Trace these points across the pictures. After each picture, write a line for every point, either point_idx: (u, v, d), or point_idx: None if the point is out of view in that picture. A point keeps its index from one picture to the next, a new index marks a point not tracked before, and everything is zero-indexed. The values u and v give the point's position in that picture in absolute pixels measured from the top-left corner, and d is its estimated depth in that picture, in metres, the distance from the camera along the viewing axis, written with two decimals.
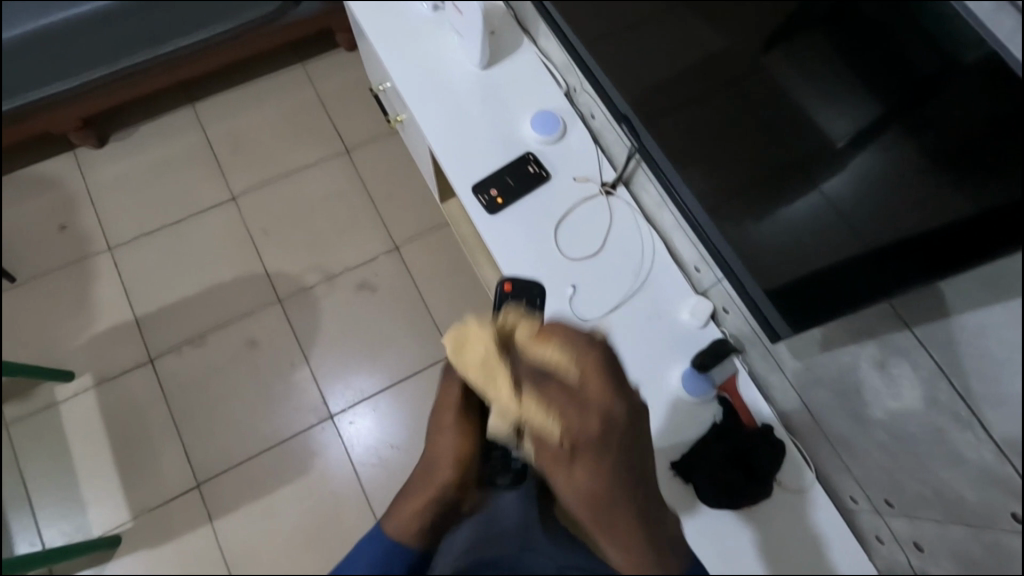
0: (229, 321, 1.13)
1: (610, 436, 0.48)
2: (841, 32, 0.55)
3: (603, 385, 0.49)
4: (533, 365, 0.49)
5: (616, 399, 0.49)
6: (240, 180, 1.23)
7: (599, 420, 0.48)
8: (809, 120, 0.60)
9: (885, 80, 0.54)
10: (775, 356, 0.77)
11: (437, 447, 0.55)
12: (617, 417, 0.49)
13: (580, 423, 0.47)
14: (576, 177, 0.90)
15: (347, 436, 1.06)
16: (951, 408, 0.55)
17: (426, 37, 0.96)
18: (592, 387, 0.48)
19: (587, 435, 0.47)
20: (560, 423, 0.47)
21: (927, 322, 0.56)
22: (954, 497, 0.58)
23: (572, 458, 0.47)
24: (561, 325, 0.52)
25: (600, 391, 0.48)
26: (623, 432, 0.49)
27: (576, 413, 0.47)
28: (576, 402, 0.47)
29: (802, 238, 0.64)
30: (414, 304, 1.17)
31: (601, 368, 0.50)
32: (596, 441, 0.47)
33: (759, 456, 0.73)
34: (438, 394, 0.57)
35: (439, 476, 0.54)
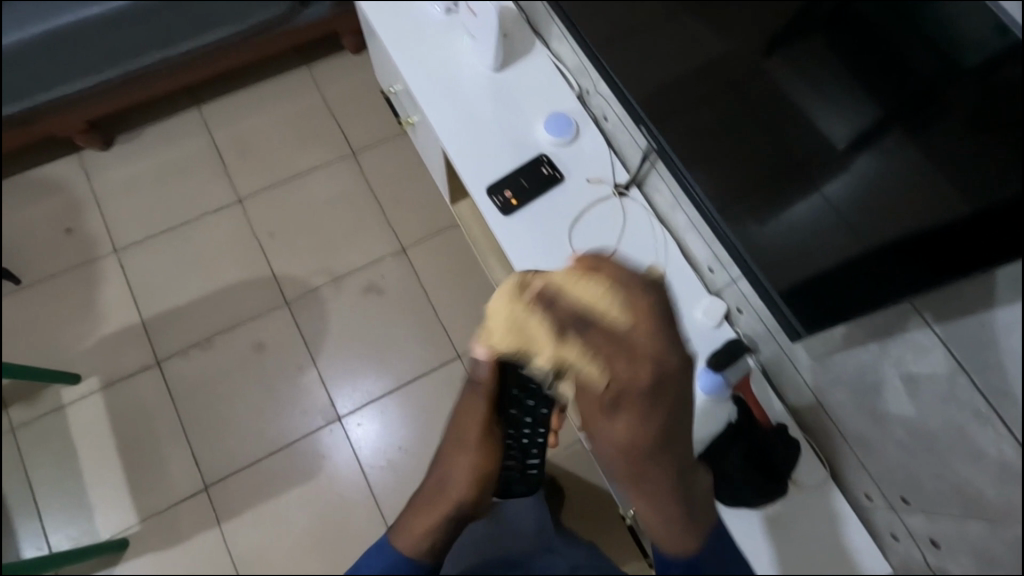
0: (237, 324, 1.13)
1: (655, 384, 0.58)
2: (845, 35, 0.56)
3: (653, 333, 0.58)
4: (575, 316, 0.58)
5: (667, 348, 0.58)
6: (247, 183, 1.23)
7: (648, 366, 0.58)
8: (812, 125, 0.63)
9: (884, 85, 0.55)
10: (789, 355, 0.78)
11: (453, 473, 0.72)
12: (666, 366, 0.58)
13: (624, 370, 0.58)
14: (589, 179, 0.91)
15: (354, 438, 1.06)
16: (972, 405, 0.56)
17: (440, 40, 0.97)
18: (641, 335, 0.57)
19: (632, 383, 0.58)
20: (604, 367, 0.58)
21: (948, 320, 0.56)
22: (973, 495, 0.58)
23: (616, 407, 0.60)
24: (621, 271, 0.60)
25: (647, 338, 0.58)
26: (668, 379, 0.59)
27: (619, 361, 0.57)
28: (625, 347, 0.57)
29: (806, 239, 0.66)
30: (420, 306, 1.17)
31: (653, 314, 0.58)
32: (642, 388, 0.58)
33: (776, 455, 0.74)
34: (459, 418, 0.72)
35: (452, 494, 0.72)
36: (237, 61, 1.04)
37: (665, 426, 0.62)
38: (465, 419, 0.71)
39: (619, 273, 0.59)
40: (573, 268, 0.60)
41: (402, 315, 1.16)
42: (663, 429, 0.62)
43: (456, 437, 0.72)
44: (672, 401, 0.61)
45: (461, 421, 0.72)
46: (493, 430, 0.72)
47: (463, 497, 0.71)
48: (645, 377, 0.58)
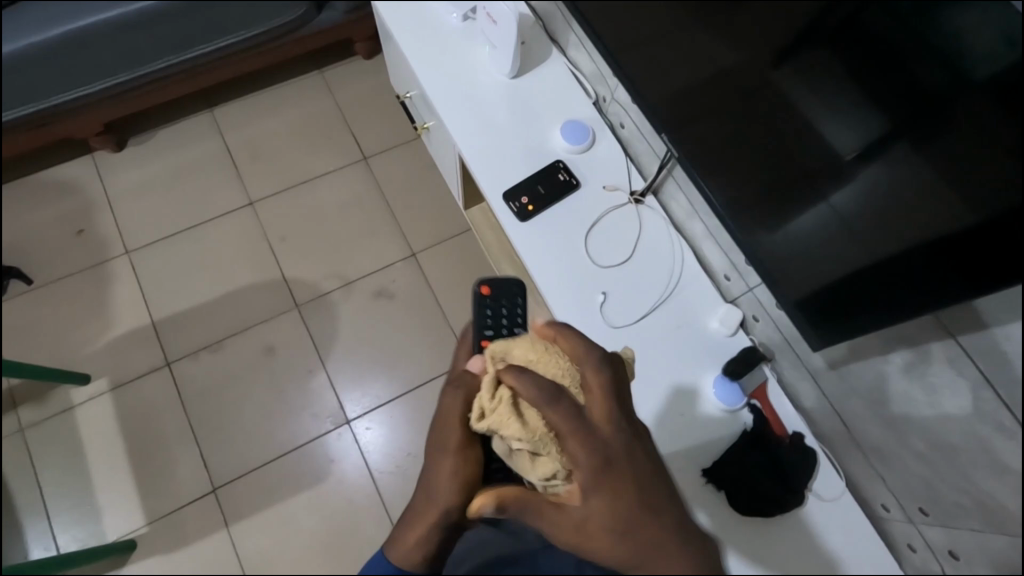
0: (246, 327, 1.13)
1: (616, 462, 0.48)
2: (850, 45, 0.58)
3: (609, 408, 0.51)
4: (547, 387, 0.50)
5: (620, 425, 0.50)
6: (261, 187, 1.24)
7: (609, 442, 0.49)
8: (818, 135, 0.63)
9: (886, 96, 0.56)
10: (804, 362, 0.78)
11: (435, 474, 0.55)
12: (615, 448, 0.49)
13: (581, 451, 0.48)
14: (605, 186, 0.91)
15: (363, 442, 1.06)
16: (994, 417, 0.56)
17: (457, 47, 0.98)
18: (596, 407, 0.51)
19: (598, 463, 0.47)
20: (571, 443, 0.48)
21: (972, 330, 0.57)
22: (995, 507, 0.58)
23: (587, 489, 0.47)
24: (583, 339, 0.57)
25: (604, 418, 0.50)
26: (629, 464, 0.48)
27: (574, 437, 0.48)
28: (583, 422, 0.49)
29: (812, 250, 0.67)
30: (432, 312, 1.18)
31: (610, 390, 0.52)
32: (606, 464, 0.48)
33: (792, 463, 0.74)
34: (441, 417, 0.58)
35: (435, 502, 0.55)
36: (252, 66, 1.05)
37: (647, 502, 0.47)
38: (446, 410, 0.57)
39: (577, 344, 0.56)
40: (540, 336, 0.59)
41: (412, 318, 1.17)
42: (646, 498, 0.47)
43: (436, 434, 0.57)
44: (648, 483, 0.48)
45: (442, 418, 0.58)
46: (477, 425, 0.58)
47: (450, 499, 0.54)
48: (610, 453, 0.48)
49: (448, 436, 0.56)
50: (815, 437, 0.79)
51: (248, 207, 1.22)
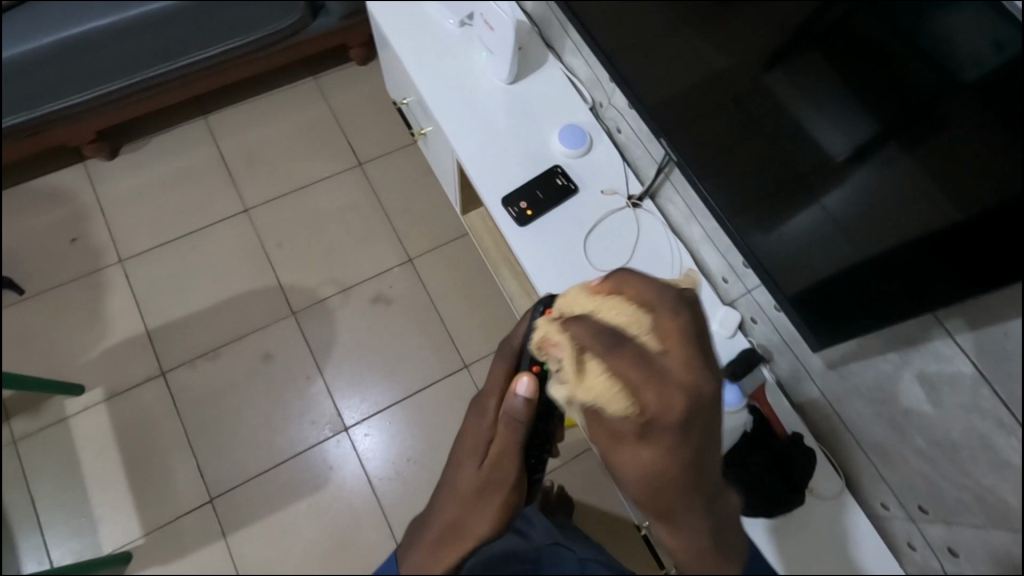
0: (244, 334, 1.20)
1: (689, 415, 0.43)
2: (838, 49, 0.58)
3: (686, 357, 0.44)
4: (607, 330, 0.45)
5: (701, 375, 0.44)
6: (253, 195, 1.32)
7: (680, 397, 0.42)
8: (813, 137, 0.64)
9: (878, 97, 0.57)
10: (804, 363, 0.79)
11: (475, 509, 0.51)
12: (701, 399, 0.43)
13: (653, 401, 0.42)
14: (603, 191, 0.92)
15: (361, 448, 1.00)
16: (994, 415, 0.56)
17: (454, 53, 0.99)
18: (675, 356, 0.44)
19: (662, 411, 0.42)
20: (633, 398, 0.42)
21: (969, 330, 0.57)
22: (996, 503, 0.59)
23: (646, 435, 0.44)
24: (655, 286, 0.49)
25: (683, 366, 0.44)
26: (700, 412, 0.43)
27: (646, 386, 0.42)
28: (653, 371, 0.42)
29: (809, 247, 0.67)
30: (431, 319, 1.27)
31: (689, 339, 0.45)
32: (672, 420, 0.43)
33: (796, 461, 0.75)
34: (492, 447, 0.58)
35: (472, 538, 0.49)
36: (247, 72, 1.06)
37: (695, 464, 0.46)
38: (504, 442, 0.58)
39: (643, 287, 0.50)
40: (600, 290, 0.54)
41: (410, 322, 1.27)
42: (695, 464, 0.46)
43: (487, 468, 0.55)
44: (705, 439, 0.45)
45: (492, 450, 0.57)
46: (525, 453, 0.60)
47: (487, 533, 0.50)
48: (675, 411, 0.42)
49: (492, 464, 0.56)
50: (811, 436, 0.80)
51: (244, 215, 1.30)
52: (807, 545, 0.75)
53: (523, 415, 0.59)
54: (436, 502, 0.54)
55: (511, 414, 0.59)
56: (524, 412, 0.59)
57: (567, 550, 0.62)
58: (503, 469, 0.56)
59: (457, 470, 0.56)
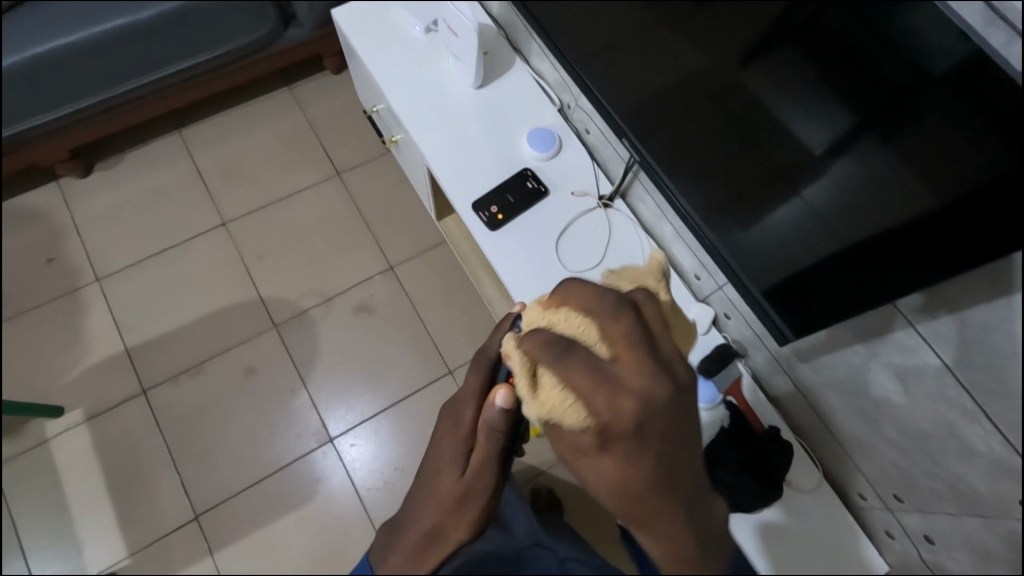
0: (226, 349, 1.22)
1: (643, 417, 0.41)
2: (809, 43, 0.59)
3: (637, 361, 0.42)
4: (556, 340, 0.46)
5: (657, 375, 0.42)
6: (231, 208, 1.34)
7: (633, 402, 0.41)
8: (788, 132, 0.64)
9: (852, 91, 0.57)
10: (778, 357, 0.80)
11: (452, 514, 0.51)
12: (656, 402, 0.41)
13: (605, 409, 0.41)
14: (574, 192, 0.93)
15: (347, 456, 1.00)
16: (957, 402, 0.57)
17: (422, 60, 0.99)
18: (626, 366, 0.42)
19: (615, 418, 0.41)
20: (584, 408, 0.42)
21: (928, 320, 0.57)
22: (966, 490, 0.59)
23: (605, 447, 0.42)
24: (598, 291, 0.49)
25: (635, 373, 0.42)
26: (657, 413, 0.41)
27: (596, 394, 0.41)
28: (600, 376, 0.42)
29: (784, 243, 0.69)
30: (417, 329, 1.27)
31: (638, 343, 0.43)
32: (624, 427, 0.41)
33: (772, 457, 0.76)
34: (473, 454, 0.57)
35: (449, 542, 0.49)
36: (222, 85, 1.04)
37: (665, 475, 0.41)
38: (484, 451, 0.58)
39: (591, 294, 0.49)
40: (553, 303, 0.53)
41: (390, 334, 1.27)
42: (666, 475, 0.41)
43: (470, 471, 0.56)
44: (670, 442, 0.41)
45: (475, 456, 0.58)
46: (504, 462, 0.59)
47: (464, 537, 0.50)
48: (632, 412, 0.41)
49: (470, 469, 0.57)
50: (789, 429, 0.82)
51: (221, 228, 1.31)
52: (792, 540, 0.76)
53: (501, 424, 0.58)
54: (417, 510, 0.53)
55: (489, 425, 0.58)
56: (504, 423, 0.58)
57: (546, 551, 0.61)
58: (485, 472, 0.56)
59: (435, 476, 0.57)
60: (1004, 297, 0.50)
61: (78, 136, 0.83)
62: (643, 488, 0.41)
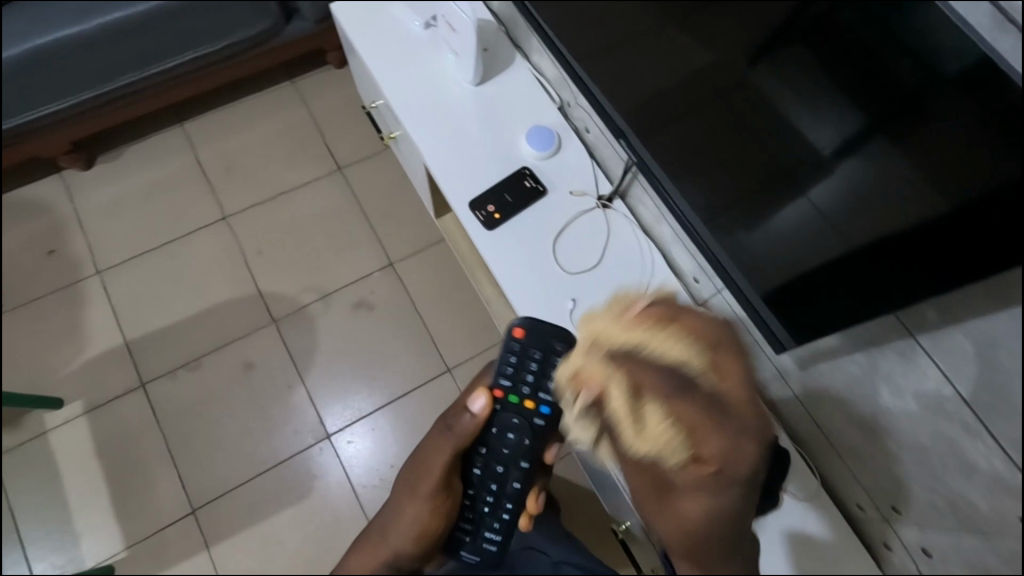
0: (225, 345, 1.20)
1: (743, 453, 0.48)
2: (816, 42, 0.57)
3: (744, 398, 0.50)
4: (671, 376, 0.48)
5: (752, 413, 0.49)
6: (231, 202, 1.32)
7: (745, 443, 0.48)
8: (794, 132, 0.63)
9: (861, 91, 0.55)
10: (778, 365, 0.79)
11: (394, 520, 0.57)
12: (758, 439, 0.49)
13: (721, 448, 0.47)
14: (573, 192, 0.92)
15: (346, 454, 1.08)
16: (958, 415, 0.55)
17: (423, 56, 0.98)
18: (734, 403, 0.49)
19: (724, 457, 0.47)
20: (700, 438, 0.47)
21: (931, 332, 0.56)
22: (965, 507, 0.58)
23: (712, 482, 0.47)
24: (699, 316, 0.54)
25: (743, 408, 0.49)
26: (749, 450, 0.48)
27: (712, 435, 0.47)
28: (717, 418, 0.47)
29: (787, 250, 0.67)
30: (412, 325, 1.25)
31: (744, 377, 0.50)
32: (734, 469, 0.47)
33: (766, 467, 0.73)
34: (424, 455, 0.64)
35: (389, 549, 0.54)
36: (223, 78, 1.04)
37: (744, 498, 0.49)
38: (433, 455, 0.64)
39: (699, 319, 0.53)
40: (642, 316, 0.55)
41: (387, 331, 1.24)
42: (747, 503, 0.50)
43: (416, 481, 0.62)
44: (751, 466, 0.50)
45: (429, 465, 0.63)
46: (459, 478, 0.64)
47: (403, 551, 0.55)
48: (735, 453, 0.47)
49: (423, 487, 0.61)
50: (789, 438, 0.81)
51: (221, 222, 1.30)
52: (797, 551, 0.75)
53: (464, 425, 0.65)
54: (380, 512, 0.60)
55: (450, 423, 0.66)
56: (467, 424, 0.65)
57: (536, 556, 0.59)
58: (429, 486, 0.61)
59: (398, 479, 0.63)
60: (1007, 308, 0.49)
61: (83, 128, 0.83)
62: (727, 509, 0.48)
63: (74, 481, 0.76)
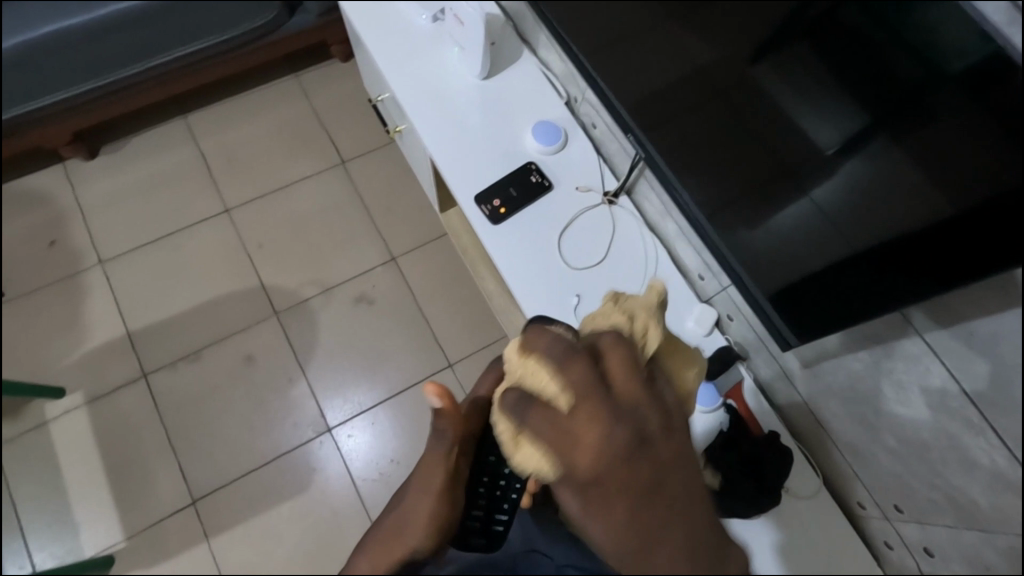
0: (227, 337, 1.21)
1: (598, 475, 0.36)
2: (821, 40, 0.57)
3: (594, 414, 0.36)
4: (517, 399, 0.40)
5: (614, 427, 0.36)
6: (234, 194, 1.34)
7: (594, 460, 0.36)
8: (798, 131, 0.63)
9: (866, 90, 0.55)
10: (781, 362, 0.80)
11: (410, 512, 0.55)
12: (621, 455, 0.36)
13: (568, 467, 0.37)
14: (578, 187, 0.92)
15: (344, 448, 1.11)
16: (961, 413, 0.56)
17: (429, 50, 0.98)
18: (582, 422, 0.36)
19: (578, 474, 0.37)
20: (552, 461, 0.38)
21: (936, 330, 0.56)
22: (967, 504, 0.58)
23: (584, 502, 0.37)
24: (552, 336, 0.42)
25: (593, 427, 0.36)
26: (620, 469, 0.36)
27: (559, 455, 0.37)
28: (561, 437, 0.37)
29: (791, 248, 0.67)
30: (414, 319, 1.26)
31: (596, 393, 0.37)
32: (596, 486, 0.36)
33: (762, 461, 0.75)
34: (423, 461, 0.58)
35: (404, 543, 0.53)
36: (226, 71, 1.04)
37: (651, 517, 0.36)
38: (441, 459, 0.57)
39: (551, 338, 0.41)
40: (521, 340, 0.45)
41: (389, 324, 1.25)
42: (660, 517, 0.36)
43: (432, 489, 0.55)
44: (644, 488, 0.36)
45: (441, 472, 0.56)
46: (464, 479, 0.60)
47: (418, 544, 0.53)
48: (586, 474, 0.36)
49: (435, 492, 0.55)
50: (791, 436, 0.81)
51: (223, 215, 1.31)
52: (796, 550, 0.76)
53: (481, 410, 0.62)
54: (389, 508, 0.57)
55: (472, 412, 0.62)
56: (447, 422, 0.56)
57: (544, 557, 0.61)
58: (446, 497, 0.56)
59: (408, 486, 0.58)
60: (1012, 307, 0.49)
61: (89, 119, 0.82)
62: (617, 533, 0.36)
63: (77, 471, 0.76)
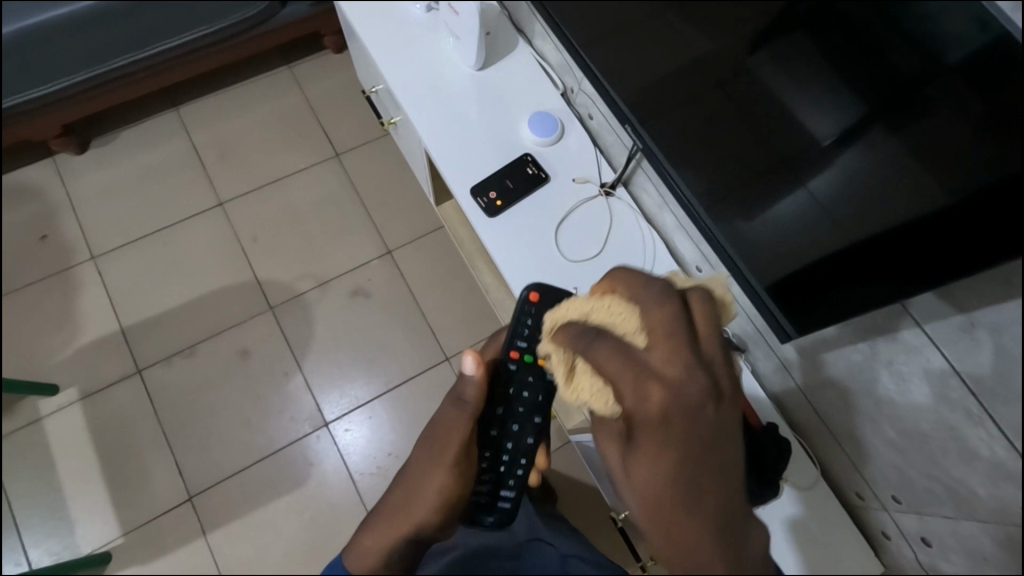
0: (219, 331, 1.20)
1: (665, 413, 0.40)
2: (820, 30, 0.56)
3: (670, 350, 0.42)
4: (592, 330, 0.48)
5: (690, 372, 0.41)
6: (228, 187, 1.32)
7: (661, 393, 0.41)
8: (798, 122, 0.62)
9: (865, 79, 0.55)
10: (779, 353, 0.80)
11: (420, 490, 0.57)
12: (688, 398, 0.40)
13: (631, 394, 0.42)
14: (575, 179, 0.91)
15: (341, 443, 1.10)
16: (960, 403, 0.56)
17: (424, 40, 0.97)
18: (658, 356, 0.42)
19: (641, 403, 0.41)
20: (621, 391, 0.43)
21: (936, 319, 0.56)
22: (967, 495, 0.58)
23: (636, 437, 0.42)
24: (642, 281, 0.48)
25: (670, 364, 0.42)
26: (683, 410, 0.40)
27: (627, 381, 0.42)
28: (635, 364, 0.43)
29: (789, 238, 0.67)
30: (410, 309, 1.26)
31: (678, 335, 0.43)
32: (648, 418, 0.41)
33: (767, 454, 0.74)
34: (438, 425, 0.62)
35: (411, 515, 0.55)
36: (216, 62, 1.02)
37: (701, 464, 0.40)
38: (452, 425, 0.61)
39: (635, 284, 0.48)
40: (600, 289, 0.53)
41: (387, 318, 1.25)
42: (702, 472, 0.40)
43: (446, 458, 0.59)
44: (698, 445, 0.40)
45: (449, 439, 0.60)
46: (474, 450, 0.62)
47: (426, 517, 0.55)
48: (653, 409, 0.40)
49: (445, 459, 0.59)
50: (789, 428, 0.82)
51: (218, 209, 1.30)
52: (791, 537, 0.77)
53: (472, 391, 0.63)
54: (396, 484, 0.60)
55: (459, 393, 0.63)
56: (475, 392, 0.63)
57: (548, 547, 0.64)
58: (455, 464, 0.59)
59: (416, 454, 0.61)
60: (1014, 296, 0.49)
61: (78, 109, 0.80)
62: (666, 478, 0.39)
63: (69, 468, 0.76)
